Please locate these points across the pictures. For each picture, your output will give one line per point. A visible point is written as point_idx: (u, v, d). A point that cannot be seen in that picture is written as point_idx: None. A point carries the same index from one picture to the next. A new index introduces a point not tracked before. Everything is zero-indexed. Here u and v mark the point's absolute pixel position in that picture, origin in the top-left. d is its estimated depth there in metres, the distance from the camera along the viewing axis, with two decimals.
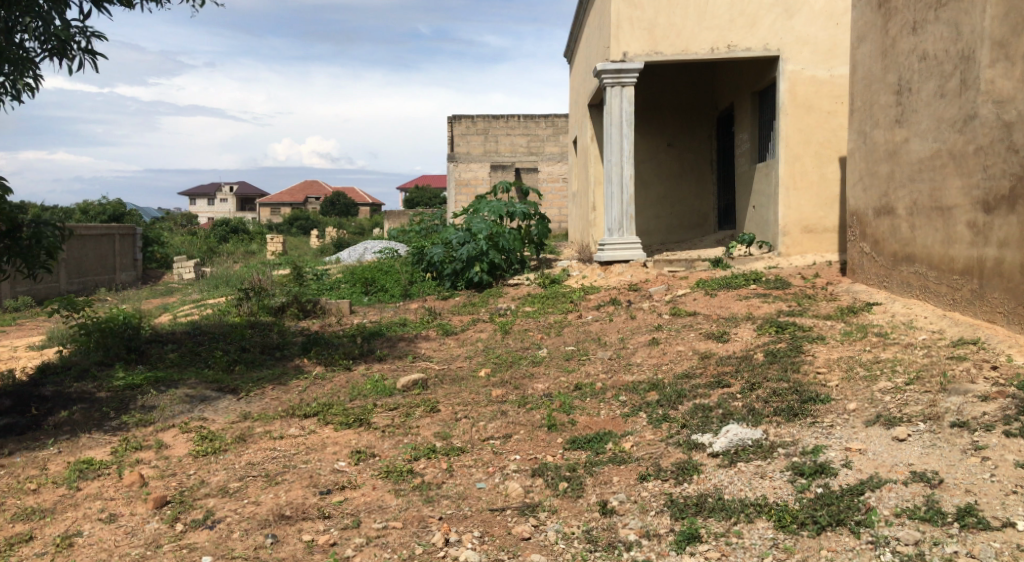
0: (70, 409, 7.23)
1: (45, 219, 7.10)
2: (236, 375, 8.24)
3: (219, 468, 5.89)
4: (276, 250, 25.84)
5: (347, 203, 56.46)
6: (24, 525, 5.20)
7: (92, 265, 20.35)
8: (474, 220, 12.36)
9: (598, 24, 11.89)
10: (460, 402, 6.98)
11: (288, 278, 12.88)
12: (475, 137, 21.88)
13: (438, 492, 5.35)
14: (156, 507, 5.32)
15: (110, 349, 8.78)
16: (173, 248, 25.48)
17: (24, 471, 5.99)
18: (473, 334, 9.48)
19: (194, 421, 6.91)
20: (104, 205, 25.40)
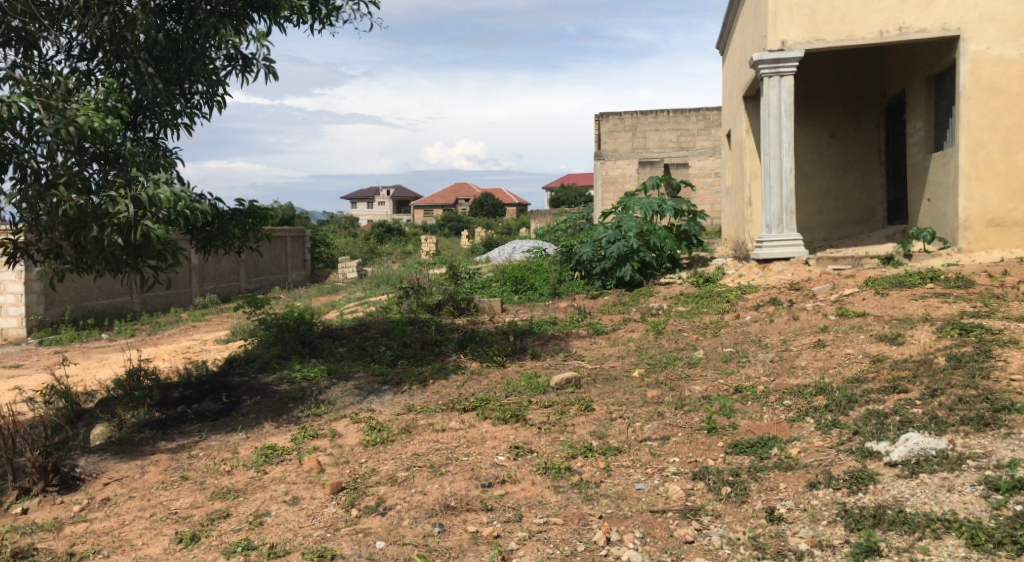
0: (255, 398, 7.81)
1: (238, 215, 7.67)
2: (398, 370, 8.59)
3: (388, 458, 6.16)
4: (430, 250, 26.72)
5: (496, 204, 57.51)
6: (220, 503, 5.66)
7: (267, 266, 21.86)
8: (624, 217, 12.28)
9: (754, 12, 11.51)
10: (615, 402, 6.94)
11: (443, 277, 13.26)
12: (623, 134, 21.69)
13: (598, 491, 5.36)
14: (333, 493, 5.63)
15: (287, 343, 9.39)
16: (337, 249, 26.89)
17: (219, 454, 6.51)
18: (625, 333, 9.42)
19: (363, 412, 7.27)
20: (276, 210, 27.21)
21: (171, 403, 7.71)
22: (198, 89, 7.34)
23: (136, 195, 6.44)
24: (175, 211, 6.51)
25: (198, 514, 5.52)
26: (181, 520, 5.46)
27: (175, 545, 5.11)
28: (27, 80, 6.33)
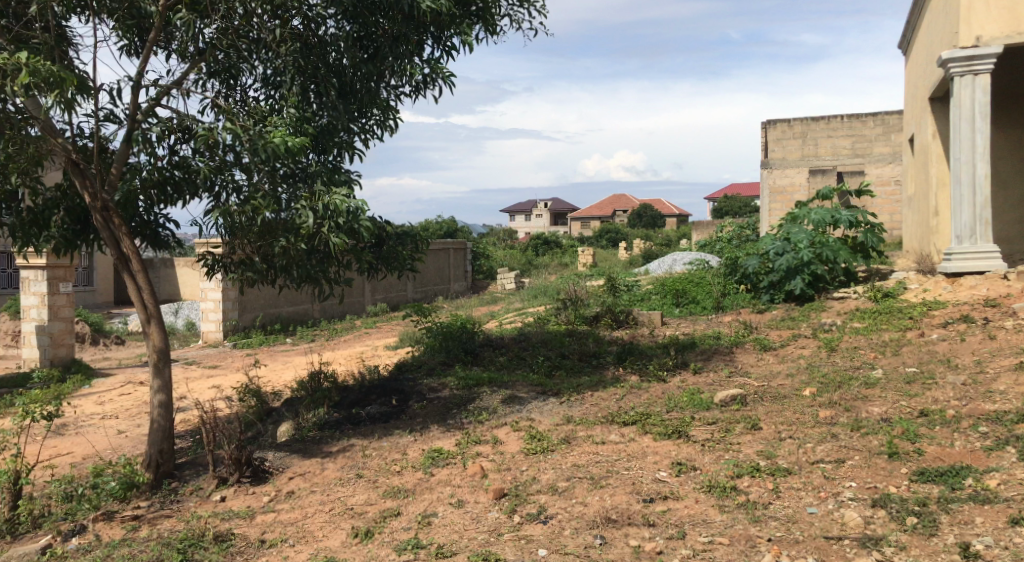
0: (422, 402, 8.09)
1: (407, 232, 7.96)
2: (557, 380, 8.63)
3: (549, 467, 6.20)
4: (587, 262, 26.75)
5: (654, 215, 56.79)
6: (392, 501, 5.91)
7: (432, 277, 22.69)
8: (794, 228, 11.79)
9: (942, 9, 10.80)
10: (785, 422, 6.65)
11: (601, 288, 13.24)
12: (792, 142, 20.67)
13: (766, 513, 5.15)
14: (496, 498, 5.74)
15: (451, 351, 9.68)
16: (496, 260, 27.51)
17: (389, 455, 6.80)
18: (794, 350, 9.02)
19: (523, 421, 7.36)
20: (440, 223, 28.20)
21: (346, 405, 8.14)
22: (376, 109, 7.73)
23: (318, 206, 6.82)
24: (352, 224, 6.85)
25: (372, 511, 5.78)
26: (356, 515, 5.75)
27: (352, 539, 5.38)
28: (229, 109, 6.95)
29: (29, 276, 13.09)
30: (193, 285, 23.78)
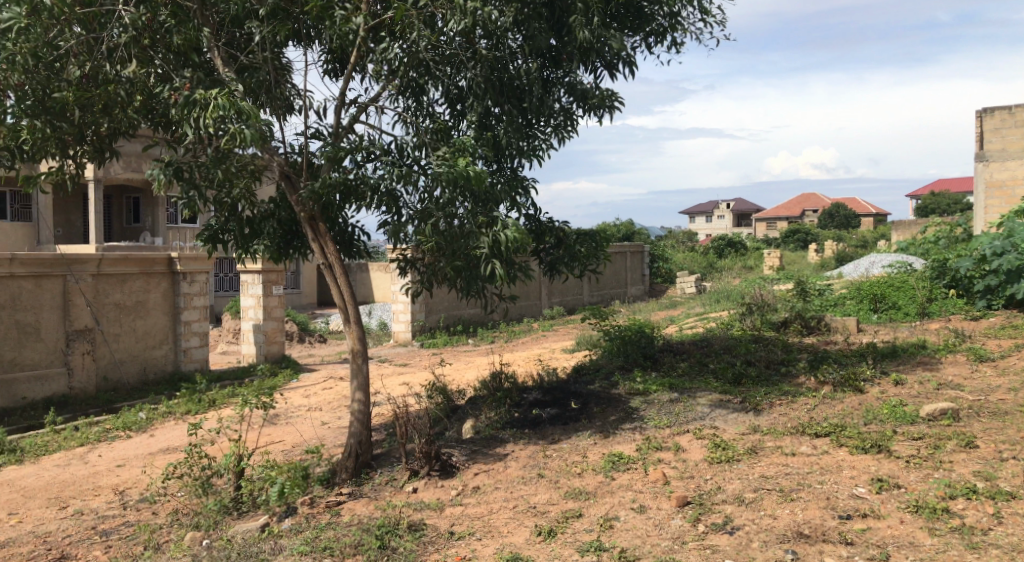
0: (602, 406, 8.08)
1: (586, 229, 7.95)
2: (743, 388, 8.33)
3: (735, 477, 5.99)
4: (774, 265, 25.58)
5: (848, 215, 53.44)
6: (574, 503, 5.94)
7: (608, 281, 22.70)
8: (1015, 225, 10.72)
9: None
10: (1005, 441, 6.04)
11: (790, 292, 12.63)
12: (1013, 131, 18.60)
13: (985, 540, 4.74)
14: (679, 506, 5.62)
15: (630, 355, 9.59)
16: (676, 263, 26.98)
17: (570, 457, 6.84)
18: (1016, 362, 8.17)
19: (707, 429, 7.17)
20: (618, 226, 28.09)
21: (528, 406, 8.29)
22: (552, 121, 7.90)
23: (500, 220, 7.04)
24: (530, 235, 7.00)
25: (554, 511, 5.85)
26: (539, 514, 5.84)
27: (535, 537, 5.47)
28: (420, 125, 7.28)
29: (247, 279, 14.37)
30: (384, 289, 25.26)
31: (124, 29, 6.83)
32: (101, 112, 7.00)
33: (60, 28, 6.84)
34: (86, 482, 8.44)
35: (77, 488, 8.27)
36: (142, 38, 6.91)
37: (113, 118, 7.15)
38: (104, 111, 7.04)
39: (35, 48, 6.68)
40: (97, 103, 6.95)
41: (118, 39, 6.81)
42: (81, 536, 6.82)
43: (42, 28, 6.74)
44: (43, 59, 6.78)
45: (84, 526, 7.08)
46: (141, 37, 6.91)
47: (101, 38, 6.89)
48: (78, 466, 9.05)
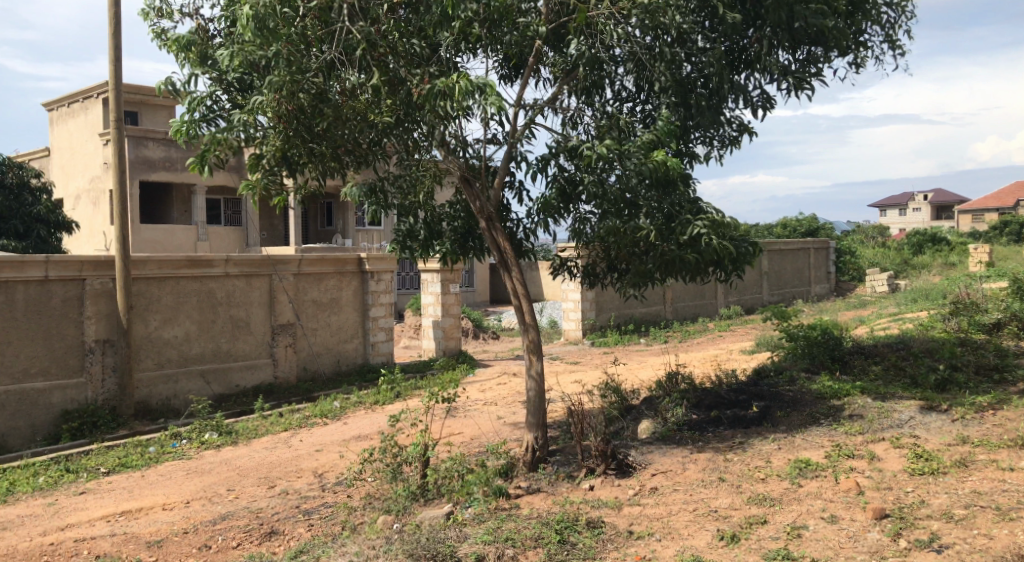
0: (786, 409, 7.75)
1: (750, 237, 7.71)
2: (947, 396, 7.71)
3: (941, 491, 5.57)
4: (980, 260, 23.40)
5: None
6: (758, 509, 5.75)
7: (790, 278, 21.72)
8: None
9: None
10: None
11: (1003, 291, 11.51)
12: None
13: None
14: (876, 518, 5.30)
15: (816, 357, 9.13)
16: (866, 259, 25.35)
17: (752, 462, 6.63)
18: None
19: (906, 437, 6.71)
20: (801, 221, 26.79)
21: (706, 407, 8.11)
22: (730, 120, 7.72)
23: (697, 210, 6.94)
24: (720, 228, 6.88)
25: (737, 516, 5.69)
26: (721, 519, 5.69)
27: (717, 541, 5.35)
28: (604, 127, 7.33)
29: (427, 278, 15.03)
30: (553, 287, 25.56)
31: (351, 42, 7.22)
32: (342, 122, 7.23)
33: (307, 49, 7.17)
34: (289, 465, 9.16)
35: (283, 469, 8.99)
36: (374, 49, 7.18)
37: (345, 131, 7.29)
38: (357, 118, 7.26)
39: (294, 75, 6.96)
40: (349, 113, 7.19)
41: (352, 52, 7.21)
42: (287, 513, 7.42)
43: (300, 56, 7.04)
44: (296, 86, 6.98)
45: (289, 504, 7.70)
46: (374, 48, 7.19)
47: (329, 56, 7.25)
48: (283, 449, 9.85)
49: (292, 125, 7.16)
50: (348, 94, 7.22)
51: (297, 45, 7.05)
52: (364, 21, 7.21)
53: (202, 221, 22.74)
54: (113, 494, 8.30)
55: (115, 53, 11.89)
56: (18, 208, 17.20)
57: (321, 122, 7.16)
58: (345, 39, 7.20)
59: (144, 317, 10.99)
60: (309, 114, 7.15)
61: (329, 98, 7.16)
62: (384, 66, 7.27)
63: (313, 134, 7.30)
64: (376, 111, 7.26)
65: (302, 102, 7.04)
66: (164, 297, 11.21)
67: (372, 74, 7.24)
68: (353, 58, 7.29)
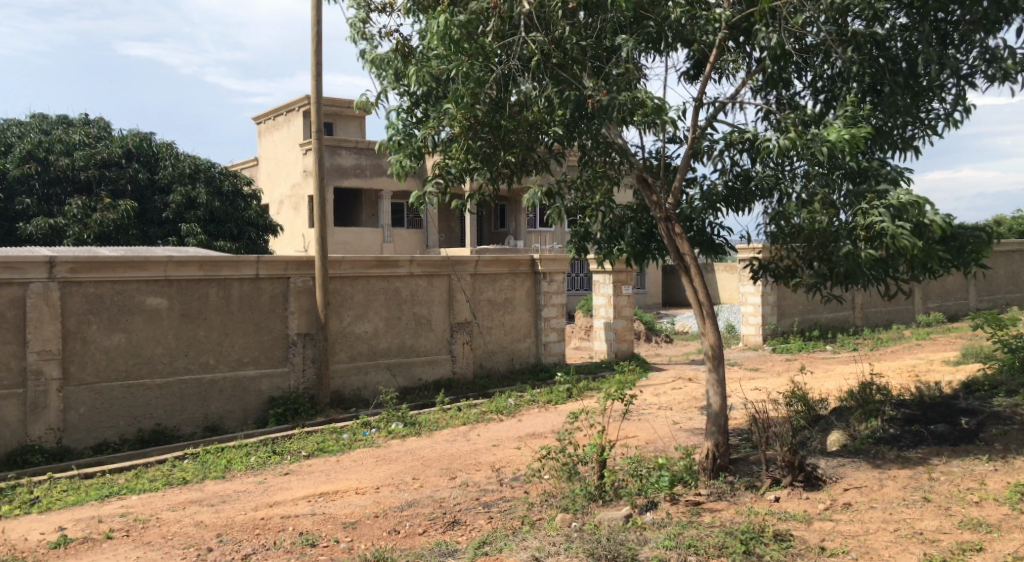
0: (1001, 427, 7.16)
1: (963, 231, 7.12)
2: None
3: None
4: None
5: None
6: (972, 535, 5.40)
7: (1002, 284, 19.97)
8: None
9: None
10: None
11: None
12: None
13: None
14: None
15: None
16: None
17: (964, 482, 6.21)
18: None
19: None
20: (1015, 220, 24.52)
21: (905, 421, 7.65)
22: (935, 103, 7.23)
23: (889, 204, 6.46)
24: (917, 210, 6.37)
25: (947, 541, 5.36)
26: (927, 542, 5.38)
27: None
28: (791, 119, 7.07)
29: (599, 279, 15.09)
30: (731, 289, 24.96)
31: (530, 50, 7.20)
32: (518, 129, 7.59)
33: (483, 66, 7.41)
34: (470, 458, 9.52)
35: (463, 462, 9.37)
36: (548, 59, 7.20)
37: (519, 139, 7.68)
38: (530, 128, 7.62)
39: (473, 89, 7.35)
40: (519, 123, 7.55)
41: (528, 63, 7.22)
42: (468, 505, 7.73)
43: (478, 70, 7.39)
44: (473, 97, 7.39)
45: (469, 496, 8.01)
46: (549, 57, 7.20)
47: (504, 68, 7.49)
48: (463, 442, 10.26)
49: (472, 135, 7.56)
50: (523, 105, 7.55)
51: (477, 58, 7.34)
52: (541, 32, 7.19)
53: (388, 223, 24.00)
54: (313, 476, 8.98)
55: (315, 67, 12.83)
56: (233, 213, 18.95)
57: (497, 130, 7.57)
58: (521, 49, 7.31)
59: (339, 313, 11.78)
60: (488, 125, 7.55)
61: (505, 108, 7.58)
62: (557, 76, 7.26)
63: (494, 142, 7.67)
64: (547, 120, 7.55)
65: (480, 114, 7.45)
66: (357, 294, 11.99)
67: (547, 84, 7.31)
68: (529, 67, 7.42)
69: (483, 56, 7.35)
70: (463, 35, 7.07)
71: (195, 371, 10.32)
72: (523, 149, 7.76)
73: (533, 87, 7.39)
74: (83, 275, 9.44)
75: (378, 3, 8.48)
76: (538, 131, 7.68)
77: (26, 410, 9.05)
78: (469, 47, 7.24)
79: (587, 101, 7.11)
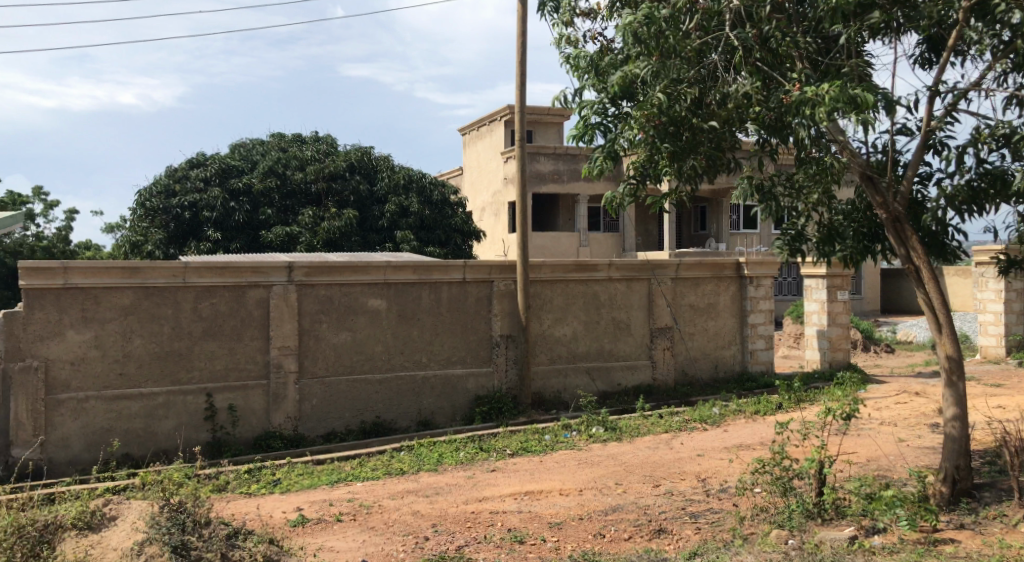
0: None
1: None
2: None
3: None
4: None
5: None
6: None
7: None
8: None
9: None
10: None
11: None
12: None
13: None
14: None
15: None
16: None
17: None
18: None
19: None
20: None
21: None
22: None
23: None
24: None
25: None
26: None
27: None
28: None
29: (811, 284, 14.30)
30: (963, 295, 22.87)
31: (727, 45, 7.28)
32: (717, 127, 7.42)
33: (676, 66, 7.25)
34: (675, 466, 9.36)
35: (667, 470, 9.22)
36: (749, 54, 7.19)
37: (717, 139, 7.53)
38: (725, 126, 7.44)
39: (668, 86, 7.16)
40: (713, 121, 7.36)
41: (730, 58, 7.19)
42: (674, 514, 7.59)
43: (675, 67, 7.23)
44: (671, 97, 7.20)
45: (675, 505, 7.86)
46: (749, 54, 7.19)
47: (708, 61, 7.38)
48: (666, 450, 10.09)
49: (661, 134, 7.30)
50: (720, 101, 7.31)
51: (668, 58, 7.21)
52: (746, 25, 7.16)
53: (585, 228, 24.11)
54: (518, 474, 9.21)
55: (520, 78, 13.19)
56: (442, 219, 19.87)
57: (690, 130, 7.44)
58: (723, 47, 7.30)
59: (539, 316, 12.02)
60: (680, 126, 7.42)
61: (703, 106, 7.44)
62: (758, 71, 7.23)
63: (685, 140, 7.49)
64: (741, 116, 7.30)
65: (676, 113, 7.25)
66: (556, 298, 12.14)
67: (747, 79, 7.17)
68: (732, 62, 7.35)
69: (686, 57, 7.33)
70: (651, 33, 7.04)
71: (409, 368, 10.92)
72: (719, 147, 7.55)
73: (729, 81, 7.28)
74: (315, 278, 10.27)
75: (583, 7, 8.58)
76: (733, 130, 7.46)
77: (270, 399, 9.99)
78: (659, 46, 7.13)
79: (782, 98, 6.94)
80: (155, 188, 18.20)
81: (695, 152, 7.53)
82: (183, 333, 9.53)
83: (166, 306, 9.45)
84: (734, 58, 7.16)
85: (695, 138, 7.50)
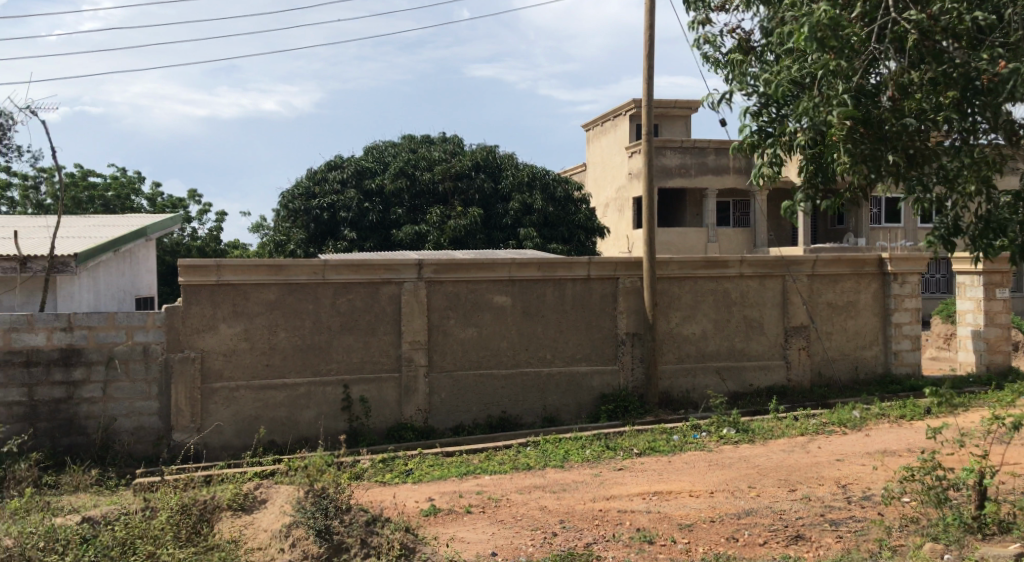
0: None
1: None
2: None
3: None
4: None
5: None
6: None
7: None
8: None
9: None
10: None
11: None
12: None
13: None
14: None
15: None
16: None
17: None
18: None
19: None
20: None
21: None
22: None
23: None
24: None
25: None
26: None
27: None
28: None
29: (964, 281, 13.39)
30: None
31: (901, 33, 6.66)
32: (906, 121, 6.71)
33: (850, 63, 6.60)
34: (812, 470, 8.99)
35: (804, 474, 8.87)
36: (927, 37, 6.58)
37: (901, 140, 6.80)
38: (916, 117, 6.73)
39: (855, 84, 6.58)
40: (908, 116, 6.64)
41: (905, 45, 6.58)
42: (813, 520, 7.29)
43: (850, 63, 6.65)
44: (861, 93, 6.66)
45: (813, 511, 7.55)
46: (926, 37, 6.59)
47: (882, 53, 6.74)
48: (802, 454, 9.71)
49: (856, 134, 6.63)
50: (903, 93, 6.71)
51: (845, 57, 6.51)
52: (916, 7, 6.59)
53: (713, 223, 23.61)
54: (646, 474, 9.09)
55: (647, 72, 13.01)
56: (566, 216, 19.90)
57: (881, 127, 6.71)
58: (894, 33, 6.67)
59: (666, 314, 11.81)
60: (867, 122, 6.67)
61: (878, 100, 6.73)
62: (933, 54, 6.62)
63: (880, 137, 6.74)
64: (931, 105, 6.69)
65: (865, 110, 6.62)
66: (684, 295, 11.91)
67: (926, 67, 6.66)
68: (899, 48, 6.75)
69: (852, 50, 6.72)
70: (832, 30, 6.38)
71: (534, 364, 10.98)
72: (907, 143, 6.80)
73: (898, 67, 6.67)
74: (444, 275, 10.49)
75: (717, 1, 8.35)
76: (927, 125, 6.75)
77: (401, 392, 10.30)
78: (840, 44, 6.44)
79: (980, 76, 6.42)
80: (297, 189, 19.18)
81: (892, 149, 6.79)
82: (323, 327, 9.97)
83: (308, 302, 9.91)
84: (906, 43, 6.60)
85: (888, 137, 6.77)
